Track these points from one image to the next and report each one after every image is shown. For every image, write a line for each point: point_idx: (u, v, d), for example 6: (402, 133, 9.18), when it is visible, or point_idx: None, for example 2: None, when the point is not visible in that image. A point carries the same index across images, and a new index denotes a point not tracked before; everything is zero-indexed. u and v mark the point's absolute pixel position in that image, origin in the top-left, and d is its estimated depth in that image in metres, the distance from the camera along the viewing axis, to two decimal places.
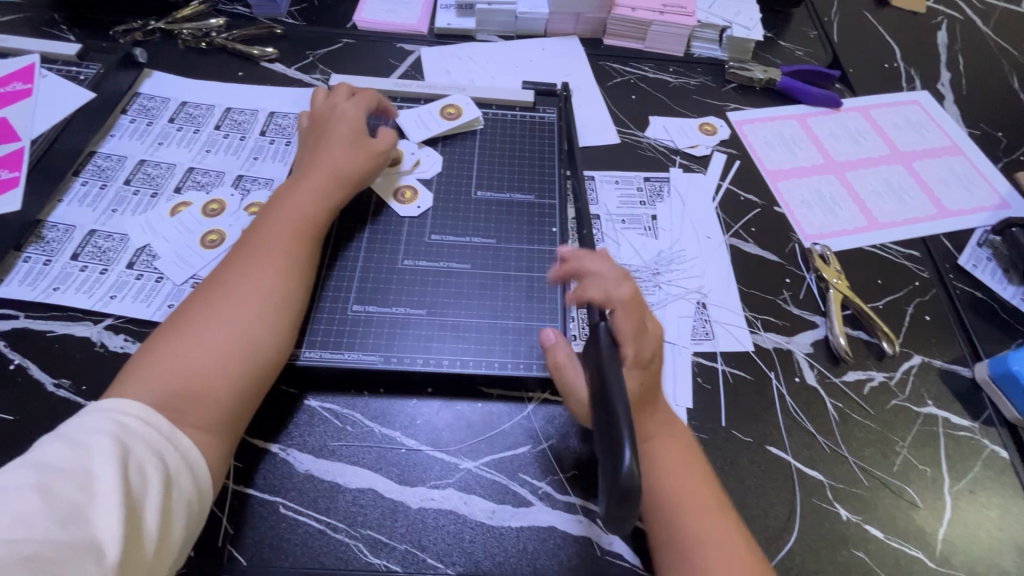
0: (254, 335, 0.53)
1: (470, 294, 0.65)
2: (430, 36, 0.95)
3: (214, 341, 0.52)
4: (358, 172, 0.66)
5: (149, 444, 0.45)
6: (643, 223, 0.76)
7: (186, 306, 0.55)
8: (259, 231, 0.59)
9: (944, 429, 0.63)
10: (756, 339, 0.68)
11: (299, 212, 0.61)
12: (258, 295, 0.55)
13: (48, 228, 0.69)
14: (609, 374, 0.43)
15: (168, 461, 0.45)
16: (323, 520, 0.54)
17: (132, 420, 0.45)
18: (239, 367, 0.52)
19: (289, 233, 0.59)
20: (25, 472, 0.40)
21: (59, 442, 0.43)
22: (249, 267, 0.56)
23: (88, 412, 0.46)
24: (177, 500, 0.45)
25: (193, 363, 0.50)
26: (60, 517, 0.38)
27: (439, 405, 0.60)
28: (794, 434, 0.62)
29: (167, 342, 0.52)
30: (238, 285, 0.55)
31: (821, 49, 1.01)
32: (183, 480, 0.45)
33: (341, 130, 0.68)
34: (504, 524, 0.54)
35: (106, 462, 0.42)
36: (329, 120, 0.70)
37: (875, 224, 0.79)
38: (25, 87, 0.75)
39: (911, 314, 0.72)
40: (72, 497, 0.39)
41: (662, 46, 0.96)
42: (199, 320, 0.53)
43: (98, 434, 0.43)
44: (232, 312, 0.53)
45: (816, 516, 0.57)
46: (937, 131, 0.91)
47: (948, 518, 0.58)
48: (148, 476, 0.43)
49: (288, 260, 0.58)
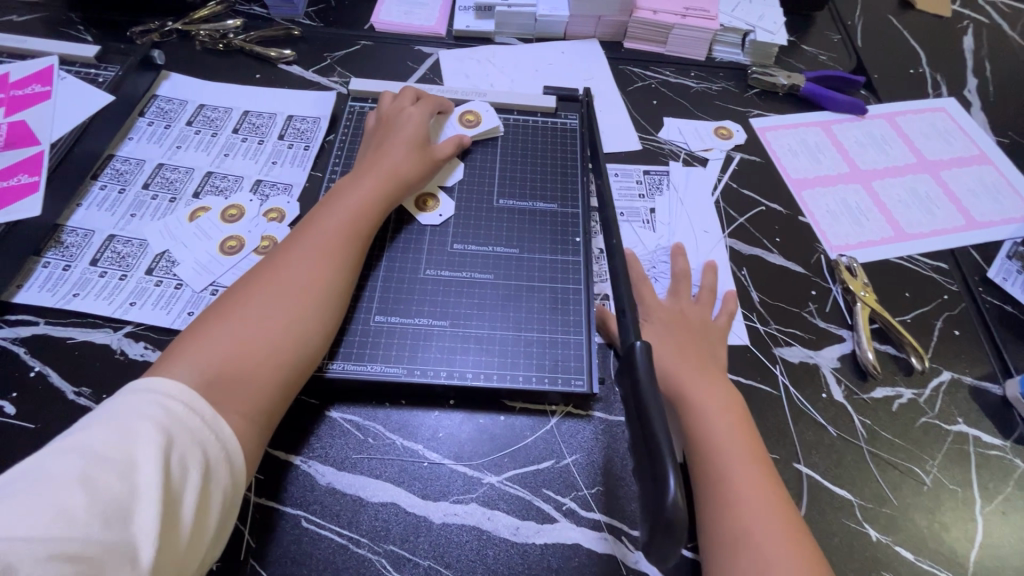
0: (306, 326, 0.54)
1: (493, 305, 0.64)
2: (448, 38, 0.94)
3: (266, 326, 0.52)
4: (410, 176, 0.67)
5: (192, 434, 0.43)
6: (642, 216, 0.75)
7: (238, 289, 0.55)
8: (315, 224, 0.60)
9: (975, 447, 0.62)
10: (781, 353, 0.67)
11: (355, 209, 0.62)
12: (313, 287, 0.55)
13: (67, 232, 0.69)
14: (649, 395, 0.44)
15: (208, 453, 0.43)
16: (346, 535, 0.53)
17: (178, 406, 0.44)
18: (287, 356, 0.52)
19: (344, 228, 0.60)
20: (66, 457, 0.38)
21: (101, 425, 0.41)
22: (307, 257, 0.57)
23: (132, 389, 0.44)
24: (215, 495, 0.43)
25: (244, 347, 0.50)
26: (100, 512, 0.36)
27: (462, 417, 0.60)
28: (822, 452, 0.61)
29: (218, 322, 0.51)
30: (296, 273, 0.55)
31: (844, 54, 1.00)
32: (221, 473, 0.44)
33: (401, 134, 0.69)
34: (528, 541, 0.54)
35: (149, 451, 0.40)
36: (391, 125, 0.71)
37: (903, 235, 0.78)
38: (44, 90, 0.74)
39: (939, 329, 0.70)
40: (112, 489, 0.38)
41: (684, 50, 0.95)
42: (254, 303, 0.53)
43: (140, 419, 0.41)
44: (287, 303, 0.53)
45: (845, 536, 0.56)
46: (964, 139, 0.89)
47: (980, 540, 0.57)
48: (189, 469, 0.41)
49: (343, 256, 0.59)
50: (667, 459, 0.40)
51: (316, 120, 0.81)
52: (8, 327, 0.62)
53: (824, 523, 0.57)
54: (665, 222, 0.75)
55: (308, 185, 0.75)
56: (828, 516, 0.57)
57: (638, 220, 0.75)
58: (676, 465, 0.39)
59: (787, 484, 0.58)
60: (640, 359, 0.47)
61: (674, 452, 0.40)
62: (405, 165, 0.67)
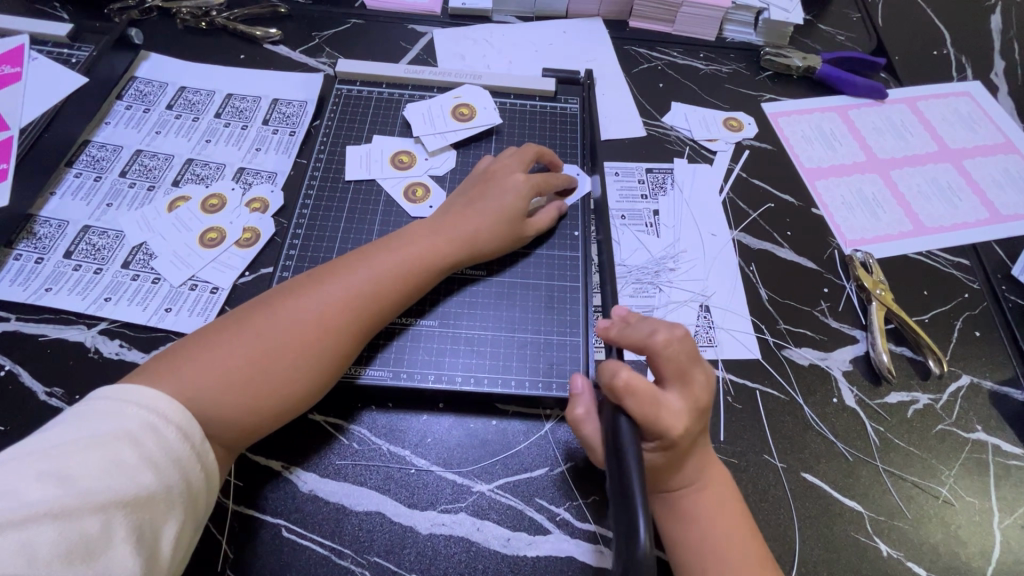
0: (312, 374, 0.50)
1: (486, 304, 0.60)
2: (443, 16, 0.89)
3: (270, 360, 0.49)
4: (483, 247, 0.59)
5: (178, 462, 0.42)
6: (644, 219, 0.71)
7: (270, 301, 0.52)
8: (359, 264, 0.55)
9: (994, 456, 0.59)
10: (790, 355, 0.63)
11: (405, 264, 0.55)
12: (333, 338, 0.51)
13: (40, 223, 0.65)
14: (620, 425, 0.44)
15: (192, 481, 0.43)
16: (327, 545, 0.50)
17: (170, 431, 0.43)
18: (283, 399, 0.49)
19: (385, 279, 0.54)
20: (42, 480, 0.37)
21: (85, 444, 0.39)
22: (335, 300, 0.52)
23: (129, 396, 0.43)
24: (191, 524, 0.43)
25: (244, 376, 0.47)
26: (71, 550, 0.35)
27: (451, 421, 0.57)
28: (832, 460, 0.57)
29: (228, 336, 0.49)
30: (318, 313, 0.51)
31: (863, 33, 0.94)
32: (200, 501, 0.44)
33: (505, 201, 0.61)
34: (519, 553, 0.51)
35: (131, 483, 0.39)
36: (490, 186, 0.62)
37: (922, 229, 0.73)
38: (14, 71, 0.70)
39: (959, 329, 0.67)
40: (87, 524, 0.36)
41: (693, 30, 0.89)
42: (268, 329, 0.50)
43: (125, 442, 0.40)
44: (311, 347, 0.50)
45: (853, 550, 0.53)
46: (990, 126, 0.84)
47: (998, 555, 0.54)
48: (169, 502, 0.41)
49: (380, 309, 0.54)
50: (637, 500, 0.38)
51: (302, 104, 0.77)
52: None
53: (832, 537, 0.54)
54: (669, 225, 0.71)
55: (293, 174, 0.71)
56: (837, 529, 0.54)
57: (640, 224, 0.71)
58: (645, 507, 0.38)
59: (793, 494, 0.55)
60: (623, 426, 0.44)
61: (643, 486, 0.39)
62: (484, 233, 0.59)
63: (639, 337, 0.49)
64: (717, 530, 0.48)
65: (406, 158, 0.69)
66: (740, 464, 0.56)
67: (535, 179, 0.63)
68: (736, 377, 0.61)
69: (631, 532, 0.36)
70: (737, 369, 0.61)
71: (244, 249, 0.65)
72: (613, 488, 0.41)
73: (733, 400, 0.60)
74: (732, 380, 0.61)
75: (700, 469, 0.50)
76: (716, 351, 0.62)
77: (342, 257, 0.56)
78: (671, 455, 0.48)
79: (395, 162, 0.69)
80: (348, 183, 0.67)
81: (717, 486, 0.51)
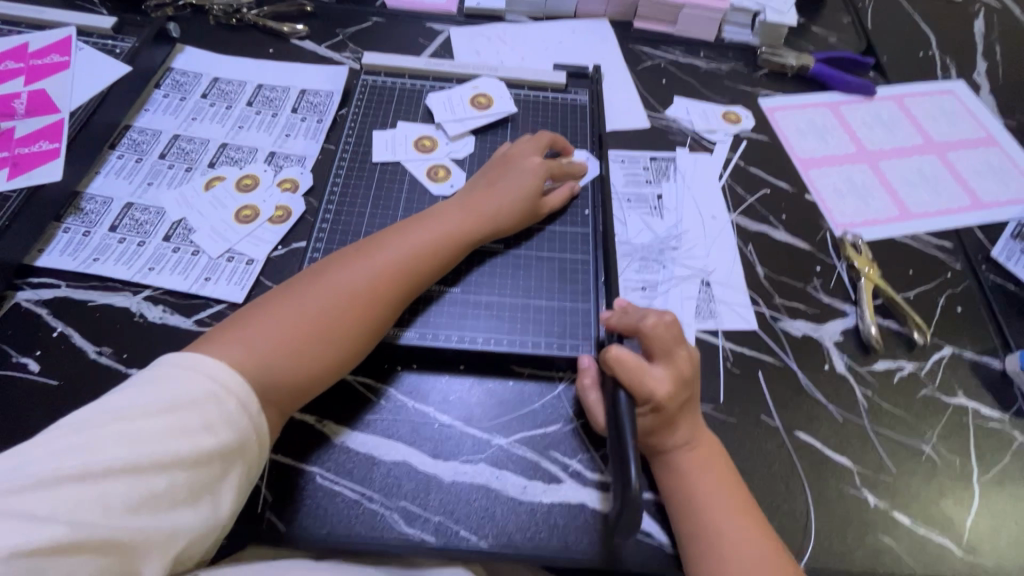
0: (356, 339, 0.54)
1: (504, 274, 0.65)
2: (459, 16, 0.95)
3: (319, 326, 0.53)
4: (503, 222, 0.64)
5: (237, 431, 0.44)
6: (649, 202, 0.76)
7: (308, 281, 0.56)
8: (391, 240, 0.59)
9: (974, 419, 0.63)
10: (785, 326, 0.68)
11: (435, 239, 0.60)
12: (375, 307, 0.55)
13: (86, 200, 0.70)
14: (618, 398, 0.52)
15: (249, 450, 0.45)
16: (359, 490, 0.55)
17: (231, 401, 0.45)
18: (332, 361, 0.53)
19: (419, 253, 0.59)
20: (118, 439, 0.40)
21: (157, 408, 0.42)
22: (374, 272, 0.56)
23: (193, 363, 0.45)
24: (245, 487, 0.46)
25: (297, 342, 0.51)
26: (139, 506, 0.39)
27: (472, 382, 0.61)
28: (823, 421, 0.62)
29: (278, 308, 0.53)
30: (358, 284, 0.55)
31: (854, 35, 1.00)
32: (254, 467, 0.46)
33: (522, 182, 0.66)
34: (535, 499, 0.55)
35: (193, 450, 0.42)
36: (507, 169, 0.67)
37: (908, 214, 0.79)
38: (63, 60, 0.75)
39: (942, 305, 0.72)
40: (154, 483, 0.40)
41: (694, 30, 0.95)
42: (313, 301, 0.54)
43: (191, 410, 0.43)
44: (350, 318, 0.54)
45: (843, 501, 0.58)
46: (973, 121, 0.89)
47: (976, 507, 0.59)
48: (226, 468, 0.44)
49: (411, 282, 0.58)
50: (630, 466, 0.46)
51: (328, 94, 0.82)
52: (31, 289, 0.64)
53: (824, 488, 0.58)
54: (672, 208, 0.76)
55: (321, 158, 0.76)
56: (828, 482, 0.59)
57: (645, 207, 0.76)
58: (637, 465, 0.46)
59: (788, 450, 0.60)
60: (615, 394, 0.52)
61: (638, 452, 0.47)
62: (503, 209, 0.64)
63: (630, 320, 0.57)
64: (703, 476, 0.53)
65: (428, 143, 0.74)
66: (738, 423, 0.61)
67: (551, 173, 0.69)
68: (735, 346, 0.66)
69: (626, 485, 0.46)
70: (736, 338, 0.66)
71: (277, 225, 0.70)
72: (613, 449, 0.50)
73: (732, 366, 0.64)
74: (731, 348, 0.66)
75: (692, 430, 0.55)
76: (716, 322, 0.67)
77: (370, 238, 0.60)
78: (661, 418, 0.53)
79: (418, 146, 0.74)
80: (374, 165, 0.72)
81: (708, 444, 0.55)
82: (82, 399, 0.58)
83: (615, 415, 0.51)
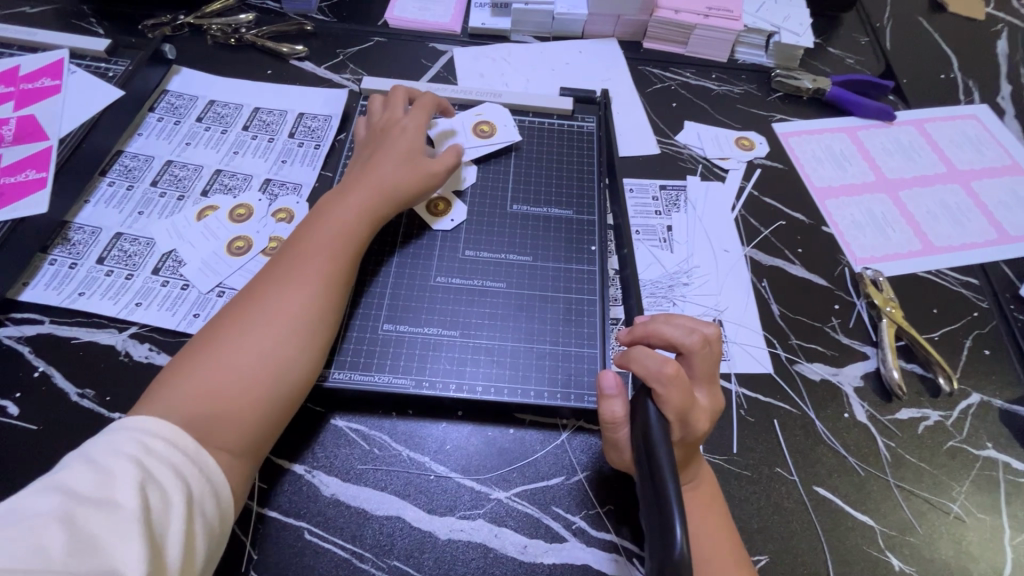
0: (289, 355, 0.51)
1: (505, 316, 0.62)
2: (463, 36, 0.92)
3: (245, 356, 0.50)
4: (405, 190, 0.63)
5: (171, 468, 0.42)
6: (658, 235, 0.73)
7: (233, 309, 0.54)
8: (296, 248, 0.57)
9: (1005, 474, 0.60)
10: (802, 370, 0.64)
11: (336, 233, 0.58)
12: (298, 316, 0.53)
13: (74, 229, 0.68)
14: (653, 430, 0.43)
15: (191, 486, 0.42)
16: (349, 548, 0.52)
17: (156, 443, 0.43)
18: (270, 387, 0.50)
19: (328, 252, 0.57)
20: (46, 495, 0.38)
21: (81, 463, 0.40)
22: (290, 283, 0.54)
23: (115, 428, 0.44)
24: (200, 525, 0.42)
25: (223, 379, 0.48)
26: (79, 547, 0.35)
27: (470, 430, 0.58)
28: (843, 476, 0.58)
29: (199, 352, 0.50)
30: (277, 301, 0.53)
31: (872, 57, 0.96)
32: (207, 505, 0.43)
33: (402, 143, 0.66)
34: (536, 560, 0.52)
35: (128, 485, 0.39)
36: (383, 140, 0.67)
37: (931, 248, 0.75)
38: (54, 84, 0.73)
39: (969, 348, 0.68)
40: (92, 525, 0.37)
41: (706, 51, 0.92)
42: (235, 332, 0.51)
43: (119, 455, 0.41)
44: (275, 326, 0.52)
45: (866, 565, 0.54)
46: (997, 149, 0.86)
47: (1009, 572, 0.55)
48: (170, 502, 0.40)
49: (331, 275, 0.56)
50: (672, 501, 0.37)
51: (327, 118, 0.80)
52: (13, 326, 0.61)
53: (845, 550, 0.54)
54: (683, 241, 0.73)
55: (318, 186, 0.74)
56: (849, 543, 0.55)
57: (654, 239, 0.72)
58: (682, 510, 0.36)
59: (807, 508, 0.56)
60: (653, 415, 0.44)
61: (679, 492, 0.37)
62: (398, 179, 0.63)
63: (676, 334, 0.50)
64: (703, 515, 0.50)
65: None
66: (752, 477, 0.57)
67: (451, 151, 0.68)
68: (749, 391, 0.62)
69: (667, 535, 0.36)
70: (750, 382, 0.63)
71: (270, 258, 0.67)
72: (645, 489, 0.40)
73: (746, 414, 0.61)
74: (745, 394, 0.62)
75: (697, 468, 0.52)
76: (729, 365, 0.63)
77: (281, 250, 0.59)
78: (690, 448, 0.49)
79: None
80: None
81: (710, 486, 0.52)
82: (61, 446, 0.55)
83: (647, 446, 0.42)
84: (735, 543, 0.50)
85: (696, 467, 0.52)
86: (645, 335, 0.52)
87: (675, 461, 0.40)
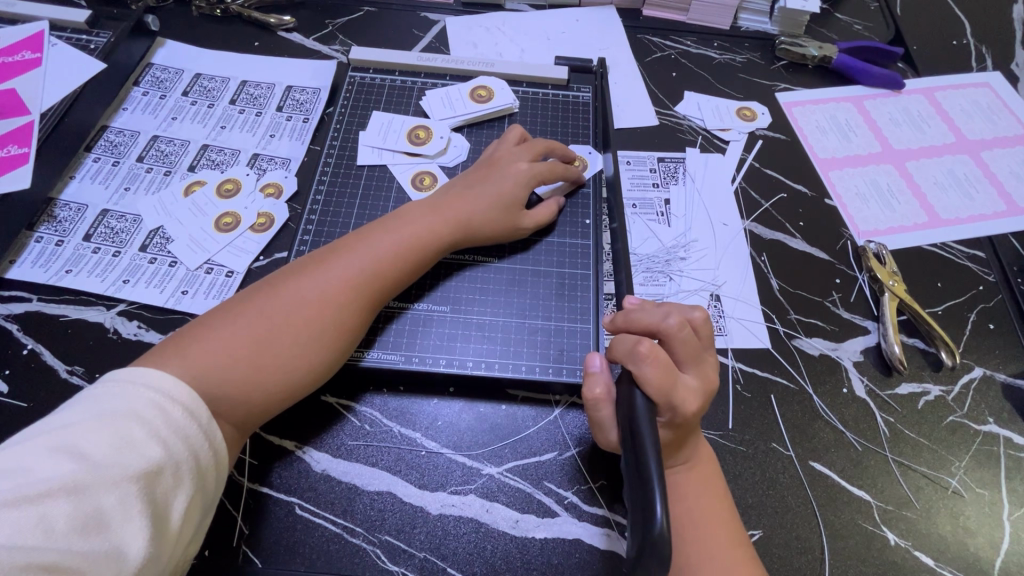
0: (319, 358, 0.50)
1: (496, 291, 0.61)
2: (456, 4, 0.89)
3: (272, 340, 0.49)
4: (480, 232, 0.60)
5: (186, 443, 0.41)
6: (655, 208, 0.71)
7: (276, 283, 0.53)
8: (355, 245, 0.55)
9: (1005, 449, 0.59)
10: (801, 346, 0.63)
11: (404, 245, 0.56)
12: (336, 321, 0.52)
13: (60, 206, 0.67)
14: (638, 414, 0.42)
15: (202, 461, 0.42)
16: (340, 523, 0.51)
17: (177, 410, 0.42)
18: (290, 380, 0.49)
19: (386, 260, 0.55)
20: (52, 457, 0.37)
21: (92, 421, 0.39)
22: (344, 281, 0.53)
23: (132, 376, 0.42)
24: (202, 499, 0.42)
25: (249, 355, 0.48)
26: (84, 521, 0.35)
27: (462, 405, 0.58)
28: (839, 449, 0.57)
29: (237, 318, 0.49)
30: (325, 296, 0.52)
31: (882, 23, 0.92)
32: (210, 479, 0.43)
33: (506, 186, 0.62)
34: (528, 534, 0.52)
35: (139, 459, 0.38)
36: (492, 172, 0.63)
37: (937, 221, 0.73)
38: (35, 57, 0.72)
39: (973, 322, 0.66)
40: (98, 497, 0.36)
41: (707, 18, 0.88)
42: (280, 313, 0.50)
43: (134, 421, 0.40)
44: (319, 325, 0.51)
45: (861, 538, 0.54)
46: (1009, 117, 0.83)
47: (1006, 546, 0.54)
48: (179, 477, 0.40)
49: (382, 287, 0.55)
50: (656, 476, 0.36)
51: (315, 91, 0.78)
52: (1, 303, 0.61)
53: (840, 525, 0.54)
54: (680, 214, 0.71)
55: (306, 160, 0.72)
56: (845, 518, 0.54)
57: (651, 213, 0.71)
58: (663, 492, 0.36)
59: (801, 483, 0.55)
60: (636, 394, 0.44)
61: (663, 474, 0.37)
62: (484, 220, 0.60)
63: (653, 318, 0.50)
64: (700, 501, 0.49)
65: (422, 133, 0.70)
66: (747, 451, 0.57)
67: (539, 168, 0.63)
68: (745, 366, 0.61)
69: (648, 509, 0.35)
70: (745, 357, 0.62)
71: (259, 234, 0.66)
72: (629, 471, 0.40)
73: (742, 388, 0.60)
74: (741, 368, 0.61)
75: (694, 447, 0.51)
76: (726, 340, 0.62)
77: (340, 241, 0.57)
78: (681, 432, 0.48)
79: (412, 137, 0.70)
80: (360, 169, 0.68)
81: (708, 466, 0.51)
82: None
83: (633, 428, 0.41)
84: (733, 524, 0.49)
85: (691, 450, 0.51)
86: (625, 322, 0.52)
87: (659, 444, 0.40)
